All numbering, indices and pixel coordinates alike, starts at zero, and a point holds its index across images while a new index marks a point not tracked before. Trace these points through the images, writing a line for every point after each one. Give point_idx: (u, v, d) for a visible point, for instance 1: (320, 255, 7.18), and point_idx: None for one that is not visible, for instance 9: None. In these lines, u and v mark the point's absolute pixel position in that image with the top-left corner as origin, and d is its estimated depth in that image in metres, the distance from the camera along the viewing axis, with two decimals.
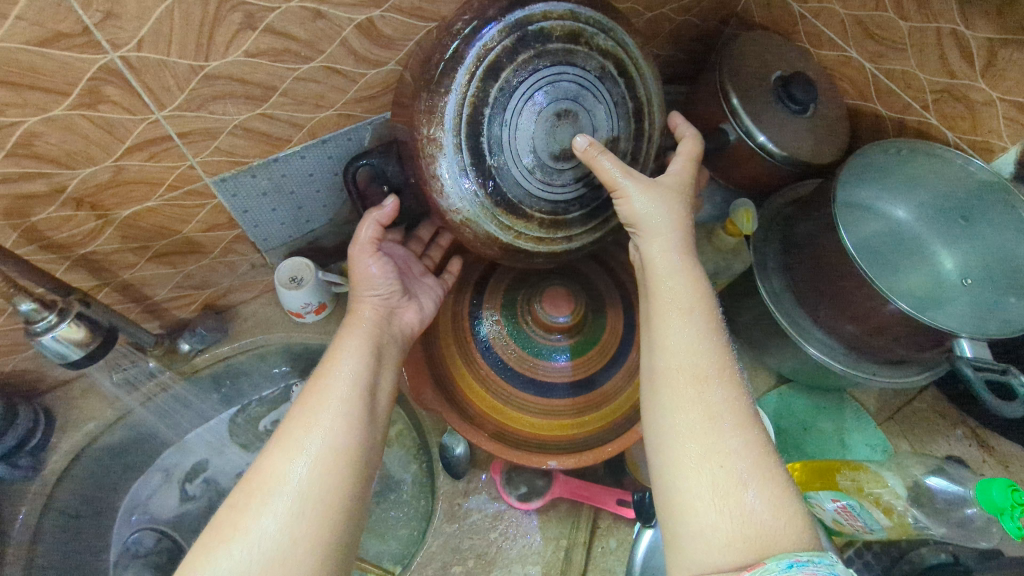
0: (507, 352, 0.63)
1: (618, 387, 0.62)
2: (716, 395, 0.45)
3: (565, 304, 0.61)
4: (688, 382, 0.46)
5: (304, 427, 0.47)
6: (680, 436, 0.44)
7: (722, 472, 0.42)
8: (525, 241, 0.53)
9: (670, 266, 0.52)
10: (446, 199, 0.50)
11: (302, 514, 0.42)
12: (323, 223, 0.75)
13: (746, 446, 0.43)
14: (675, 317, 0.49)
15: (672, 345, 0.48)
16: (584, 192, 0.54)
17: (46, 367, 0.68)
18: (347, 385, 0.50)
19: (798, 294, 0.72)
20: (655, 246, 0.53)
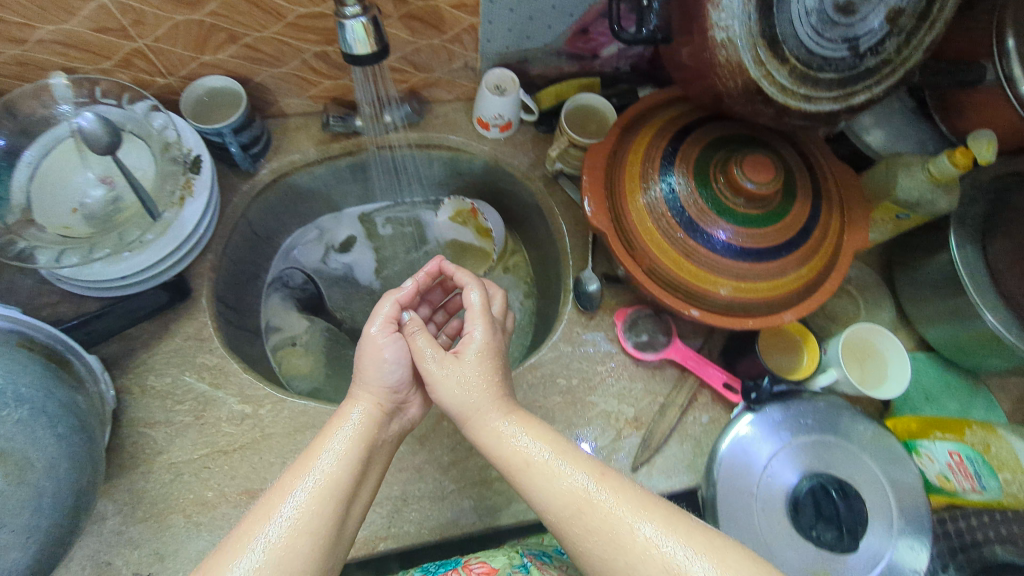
0: (688, 202, 0.64)
1: (781, 270, 0.64)
2: (606, 507, 0.49)
3: (765, 173, 0.61)
4: (575, 527, 0.49)
5: (286, 487, 0.50)
6: (607, 523, 0.48)
7: (651, 559, 0.46)
8: (770, 84, 0.52)
9: (531, 448, 0.54)
10: (719, 12, 0.50)
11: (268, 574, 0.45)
12: (540, 45, 0.79)
13: (657, 520, 0.48)
14: (541, 469, 0.52)
15: (553, 491, 0.51)
16: (846, 56, 0.52)
17: (280, 92, 0.78)
18: (339, 441, 0.55)
19: (989, 259, 0.68)
20: (493, 423, 0.56)
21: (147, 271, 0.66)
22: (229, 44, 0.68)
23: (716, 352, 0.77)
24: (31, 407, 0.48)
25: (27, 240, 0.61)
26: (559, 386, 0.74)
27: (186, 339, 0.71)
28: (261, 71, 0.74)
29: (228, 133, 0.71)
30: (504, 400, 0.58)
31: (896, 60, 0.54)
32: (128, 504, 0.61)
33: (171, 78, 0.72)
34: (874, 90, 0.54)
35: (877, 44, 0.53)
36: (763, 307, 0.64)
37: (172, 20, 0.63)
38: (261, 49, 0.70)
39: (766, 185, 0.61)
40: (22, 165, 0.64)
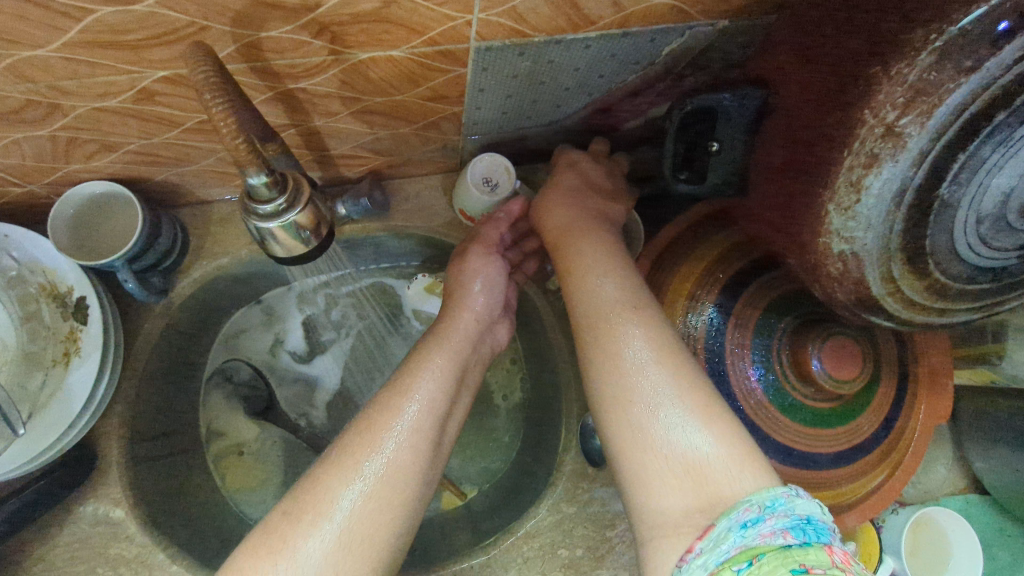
0: (743, 394, 0.49)
1: (849, 475, 0.50)
2: (658, 380, 0.44)
3: (849, 368, 0.46)
4: (616, 385, 0.45)
5: (373, 434, 0.47)
6: (624, 396, 0.44)
7: (655, 406, 0.43)
8: (892, 302, 0.36)
9: (599, 286, 0.49)
10: (843, 216, 0.33)
11: (362, 516, 0.43)
12: (546, 122, 0.59)
13: (677, 374, 0.44)
14: (606, 300, 0.48)
15: (591, 307, 0.49)
16: (1010, 265, 0.36)
17: (193, 185, 0.58)
18: (435, 380, 0.51)
19: None
20: (586, 285, 0.50)
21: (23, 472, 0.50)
22: (107, 152, 0.47)
23: None
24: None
25: None
26: (561, 559, 0.62)
27: (94, 525, 0.57)
28: (161, 171, 0.53)
29: (121, 265, 0.53)
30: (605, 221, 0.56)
31: None
32: None
33: (33, 186, 0.51)
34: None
35: None
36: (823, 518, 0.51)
37: (8, 139, 0.42)
38: (155, 153, 0.49)
39: (846, 381, 0.47)
40: None
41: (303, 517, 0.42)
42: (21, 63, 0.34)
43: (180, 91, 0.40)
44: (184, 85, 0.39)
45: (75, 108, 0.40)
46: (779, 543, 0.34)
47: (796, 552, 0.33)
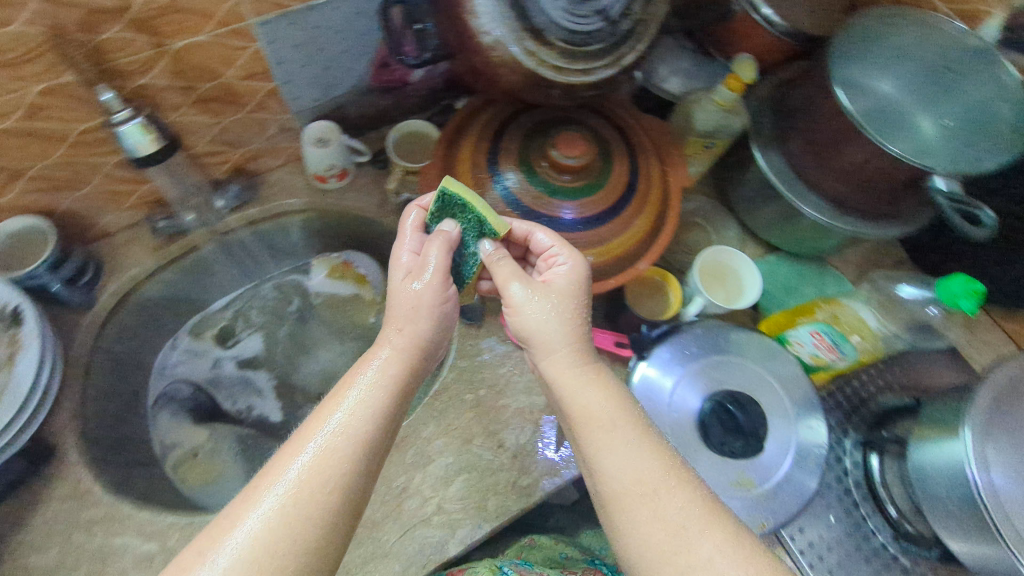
0: (524, 194, 0.68)
1: (622, 226, 0.69)
2: (666, 500, 0.47)
3: (576, 146, 0.66)
4: (633, 505, 0.48)
5: (282, 469, 0.46)
6: (627, 520, 0.48)
7: (667, 521, 0.46)
8: (546, 68, 0.57)
9: (575, 376, 0.55)
10: (477, 18, 0.54)
11: (293, 498, 0.44)
12: (347, 87, 0.80)
13: (683, 501, 0.47)
14: (586, 381, 0.55)
15: (583, 400, 0.54)
16: (602, 27, 0.58)
17: (93, 211, 0.74)
18: (357, 409, 0.50)
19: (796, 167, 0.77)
20: (571, 390, 0.55)
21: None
22: (14, 181, 0.63)
23: (602, 317, 0.82)
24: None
25: None
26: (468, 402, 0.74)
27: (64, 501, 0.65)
28: (62, 197, 0.69)
29: (44, 272, 0.68)
30: (583, 346, 0.57)
31: (644, 17, 0.61)
32: None
33: None
34: (637, 47, 0.61)
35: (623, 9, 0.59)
36: (620, 265, 0.70)
37: None
38: (53, 176, 0.66)
39: (580, 156, 0.67)
40: None
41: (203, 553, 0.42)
42: None
43: (56, 101, 0.58)
44: (58, 95, 0.57)
45: None
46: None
47: None
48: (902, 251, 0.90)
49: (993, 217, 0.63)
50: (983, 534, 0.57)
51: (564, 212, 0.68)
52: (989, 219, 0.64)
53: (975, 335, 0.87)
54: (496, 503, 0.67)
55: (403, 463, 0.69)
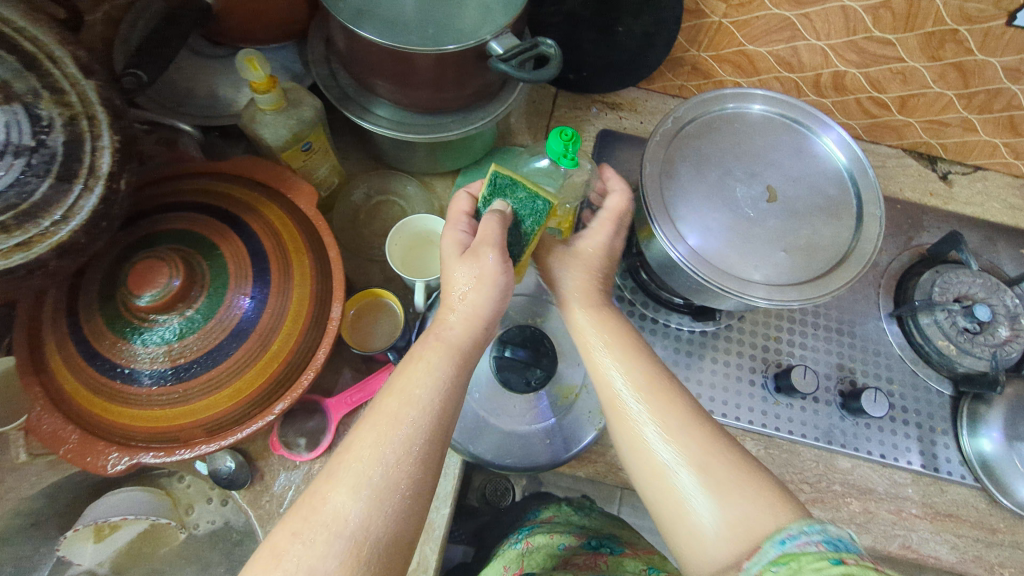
0: (157, 359, 0.54)
1: (283, 295, 0.59)
2: (683, 435, 0.53)
3: (159, 273, 0.54)
4: (663, 435, 0.54)
5: (281, 550, 0.42)
6: (655, 460, 0.54)
7: (677, 455, 0.53)
8: (3, 258, 0.42)
9: (611, 345, 0.61)
10: None
11: (321, 548, 0.42)
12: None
13: (685, 435, 0.53)
14: (629, 380, 0.58)
15: (618, 354, 0.60)
16: (27, 161, 0.44)
17: None
18: (390, 435, 0.48)
19: (398, 103, 0.72)
20: (606, 345, 0.61)
21: None
22: None
23: (365, 359, 0.75)
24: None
25: None
26: None
27: None
28: None
29: None
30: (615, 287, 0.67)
31: (73, 110, 0.46)
32: None
33: None
34: (98, 145, 0.47)
35: (34, 124, 0.44)
36: (317, 327, 0.61)
37: None
38: None
39: (175, 277, 0.55)
40: None
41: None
42: None
43: None
44: None
45: None
46: (813, 550, 0.41)
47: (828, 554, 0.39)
48: (548, 87, 0.92)
49: (553, 45, 0.65)
50: (712, 295, 0.64)
51: (213, 335, 0.56)
52: (552, 49, 0.65)
53: (642, 112, 0.94)
54: None
55: None
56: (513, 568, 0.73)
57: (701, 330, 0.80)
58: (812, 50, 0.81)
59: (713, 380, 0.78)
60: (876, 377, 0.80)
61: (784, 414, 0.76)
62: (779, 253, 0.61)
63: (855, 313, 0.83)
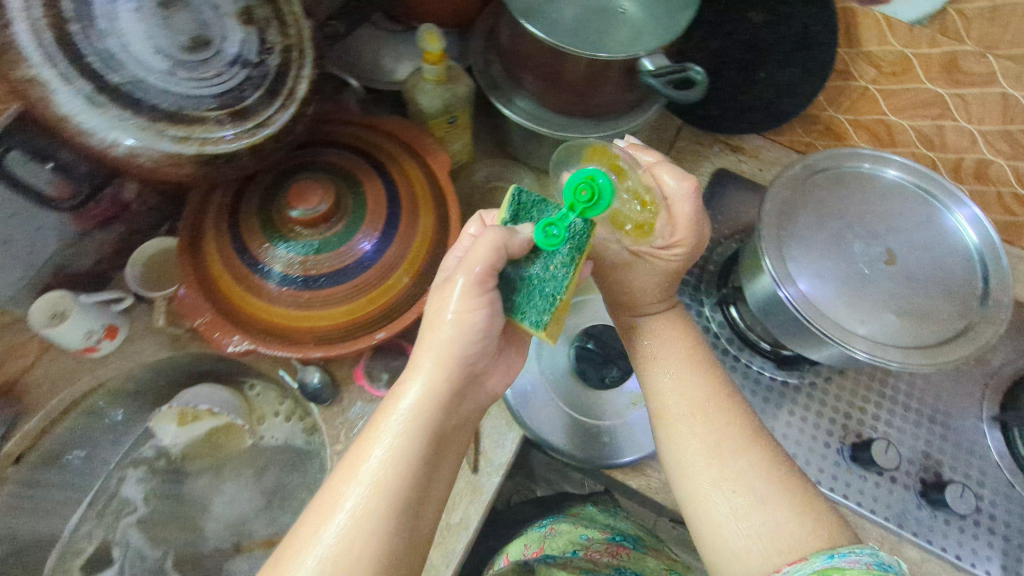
0: (291, 265, 0.62)
1: (406, 239, 0.65)
2: (735, 455, 0.55)
3: (314, 194, 0.62)
4: (717, 457, 0.56)
5: (334, 506, 0.45)
6: (705, 474, 0.56)
7: (728, 469, 0.55)
8: (212, 144, 0.50)
9: (673, 369, 0.62)
10: (99, 138, 0.46)
11: (370, 507, 0.45)
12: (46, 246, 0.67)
13: (738, 453, 0.55)
14: (689, 408, 0.59)
15: (677, 377, 0.61)
16: (246, 73, 0.53)
17: None
18: (433, 406, 0.50)
19: (540, 100, 0.77)
20: (667, 366, 0.62)
21: None
22: None
23: None
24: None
25: None
26: None
27: None
28: None
29: None
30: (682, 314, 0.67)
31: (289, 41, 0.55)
32: None
33: None
34: (300, 72, 0.55)
35: (259, 45, 0.53)
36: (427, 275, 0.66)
37: None
38: None
39: (325, 201, 0.63)
40: None
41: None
42: None
43: None
44: None
45: None
46: (860, 568, 0.44)
47: (868, 573, 0.43)
48: (675, 118, 0.95)
49: (701, 73, 0.68)
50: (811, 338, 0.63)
51: (340, 260, 0.63)
52: (699, 76, 0.68)
53: (763, 161, 0.94)
54: (440, 554, 0.66)
55: None
56: (533, 547, 0.75)
57: (783, 380, 0.78)
58: (960, 131, 0.80)
59: (788, 432, 0.75)
60: (965, 477, 0.75)
61: (856, 486, 0.73)
62: (890, 315, 0.60)
63: (952, 406, 0.78)
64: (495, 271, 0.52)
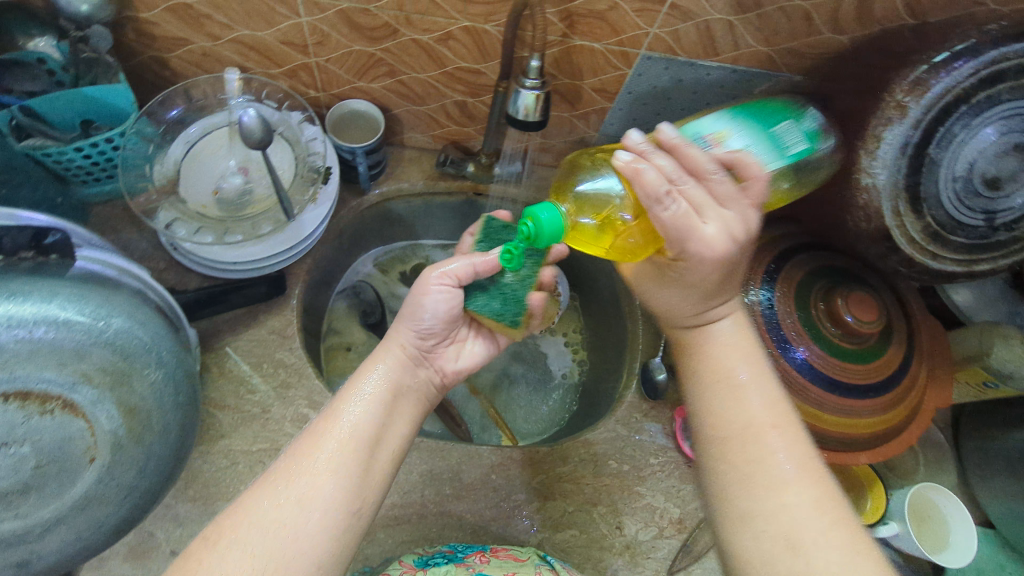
0: (785, 321, 0.65)
1: (862, 409, 0.64)
2: (798, 497, 0.43)
3: (862, 309, 0.63)
4: (769, 502, 0.43)
5: (361, 381, 0.56)
6: (757, 517, 0.43)
7: (797, 510, 0.42)
8: (900, 234, 0.55)
9: (750, 396, 0.48)
10: (871, 159, 0.53)
11: (372, 398, 0.54)
12: None
13: (806, 492, 0.43)
14: (744, 438, 0.46)
15: (736, 404, 0.48)
16: (981, 225, 0.55)
17: (408, 125, 0.83)
18: (396, 353, 0.59)
19: None
20: (739, 385, 0.48)
21: (253, 261, 0.69)
22: (386, 76, 0.73)
23: None
24: (165, 371, 0.47)
25: (169, 210, 0.66)
26: (610, 468, 0.73)
27: (270, 332, 0.72)
28: (401, 105, 0.79)
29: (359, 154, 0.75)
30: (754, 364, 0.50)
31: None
32: (182, 480, 0.63)
33: (322, 93, 0.77)
34: (1001, 259, 0.56)
35: (1015, 221, 0.54)
36: (841, 443, 0.64)
37: (349, 47, 0.68)
38: (411, 87, 0.75)
39: (863, 322, 0.63)
40: (182, 140, 0.69)
41: (226, 531, 0.45)
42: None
43: (466, 39, 0.66)
44: (471, 36, 0.65)
45: (403, 37, 0.66)
46: None
47: None
48: None
49: None
50: None
51: (799, 350, 0.64)
52: None
53: None
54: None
55: (527, 483, 0.70)
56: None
57: None
58: None
59: None
60: None
61: None
62: None
63: None
64: (478, 273, 0.61)
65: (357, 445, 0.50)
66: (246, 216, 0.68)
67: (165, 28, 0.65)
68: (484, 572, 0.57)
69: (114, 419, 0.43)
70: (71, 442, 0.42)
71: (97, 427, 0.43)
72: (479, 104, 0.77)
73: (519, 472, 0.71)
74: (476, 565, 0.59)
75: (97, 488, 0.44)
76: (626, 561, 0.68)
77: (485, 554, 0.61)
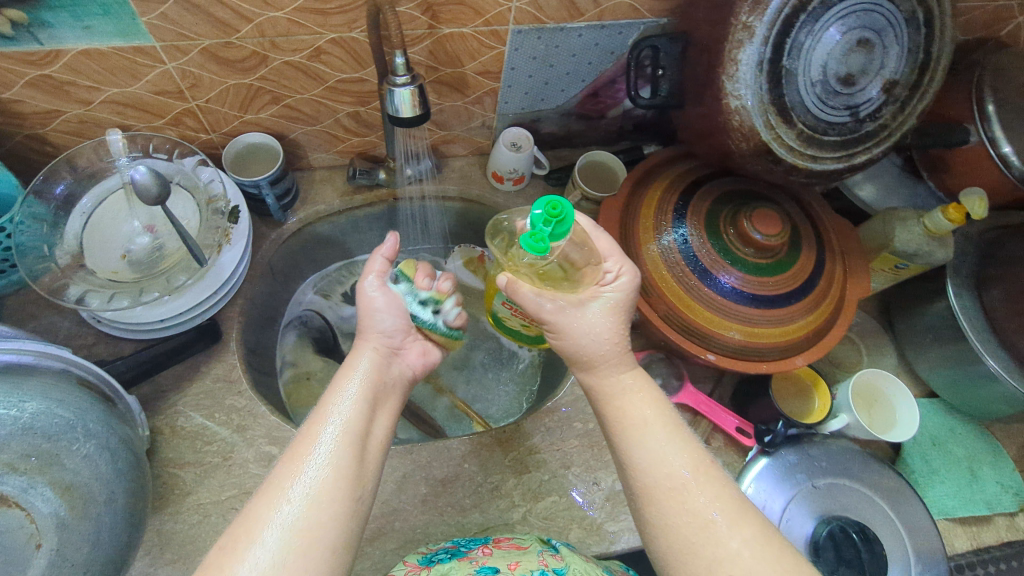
0: (702, 252, 0.69)
1: (790, 316, 0.68)
2: (737, 545, 0.46)
3: (768, 224, 0.67)
4: (706, 547, 0.47)
5: (340, 389, 0.56)
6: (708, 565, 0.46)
7: (742, 554, 0.46)
8: (779, 146, 0.58)
9: (666, 443, 0.52)
10: (734, 83, 0.55)
11: (354, 403, 0.55)
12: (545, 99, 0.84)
13: (750, 534, 0.47)
14: (667, 497, 0.50)
15: (655, 453, 0.51)
16: (847, 121, 0.59)
17: (310, 147, 0.83)
18: (373, 354, 0.60)
19: (992, 321, 0.72)
20: (651, 445, 0.52)
21: (179, 314, 0.69)
22: (272, 104, 0.73)
23: (728, 396, 0.80)
24: (98, 441, 0.47)
25: (79, 283, 0.65)
26: (576, 429, 0.76)
27: (216, 381, 0.72)
28: (296, 129, 0.79)
29: (265, 185, 0.75)
30: (664, 408, 0.55)
31: (891, 124, 0.60)
32: (157, 546, 0.62)
33: (213, 135, 0.76)
34: (874, 148, 0.60)
35: (874, 110, 0.59)
36: (779, 351, 0.68)
37: (225, 83, 0.68)
38: (300, 110, 0.75)
39: (771, 237, 0.67)
40: (79, 212, 0.68)
41: (236, 545, 0.44)
42: (266, 21, 0.60)
43: (338, 51, 0.66)
44: (342, 46, 0.66)
45: (274, 61, 0.66)
46: None
47: None
48: None
49: None
50: None
51: (721, 275, 0.68)
52: None
53: None
54: (577, 537, 0.69)
55: (501, 463, 0.73)
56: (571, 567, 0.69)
57: None
58: None
59: None
60: None
61: None
62: None
63: None
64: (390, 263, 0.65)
65: (348, 448, 0.51)
66: (160, 272, 0.67)
67: (30, 104, 0.64)
68: (488, 564, 0.58)
69: (51, 501, 0.44)
70: (10, 533, 0.43)
71: (35, 513, 0.43)
72: (371, 112, 0.78)
73: (491, 454, 0.73)
74: (479, 556, 0.60)
75: (49, 575, 0.43)
76: (608, 512, 0.71)
77: (489, 547, 0.62)
